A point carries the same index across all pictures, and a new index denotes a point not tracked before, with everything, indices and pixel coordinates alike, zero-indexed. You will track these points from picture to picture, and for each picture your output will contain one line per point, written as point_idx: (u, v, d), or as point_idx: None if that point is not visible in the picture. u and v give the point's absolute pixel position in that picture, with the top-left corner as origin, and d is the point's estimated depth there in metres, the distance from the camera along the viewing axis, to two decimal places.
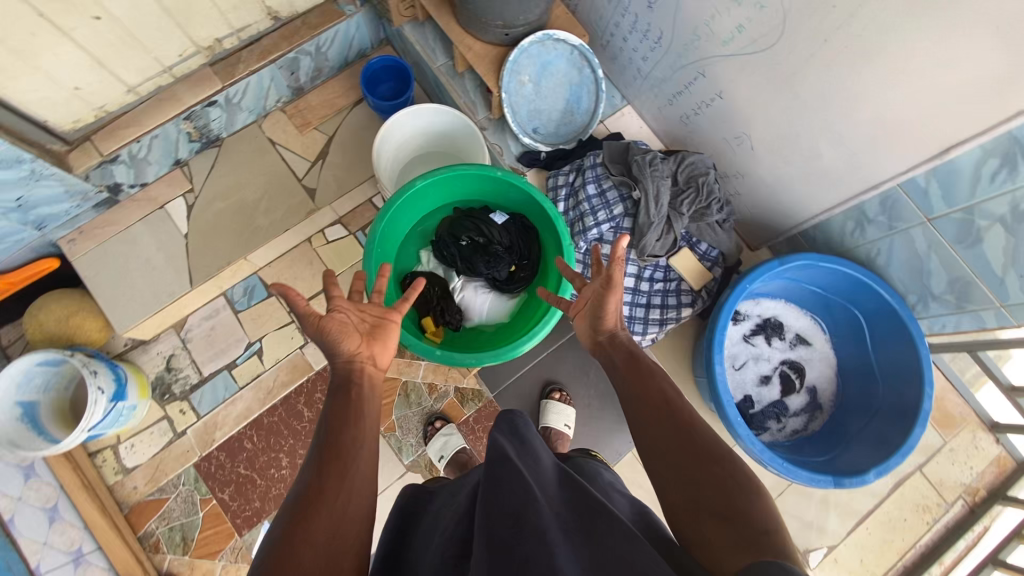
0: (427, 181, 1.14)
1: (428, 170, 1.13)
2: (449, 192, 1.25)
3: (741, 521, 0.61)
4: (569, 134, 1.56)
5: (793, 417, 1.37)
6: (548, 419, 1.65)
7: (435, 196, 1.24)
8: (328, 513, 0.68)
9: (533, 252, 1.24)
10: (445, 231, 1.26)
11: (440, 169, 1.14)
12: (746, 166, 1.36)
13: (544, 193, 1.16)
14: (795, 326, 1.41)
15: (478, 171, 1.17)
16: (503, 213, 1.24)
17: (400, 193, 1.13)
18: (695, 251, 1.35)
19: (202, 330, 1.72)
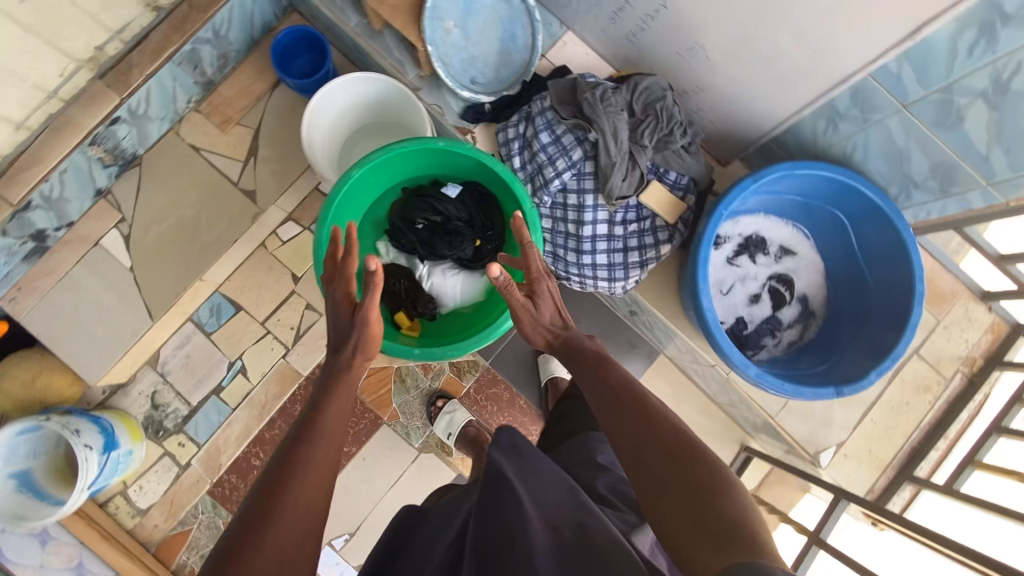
0: (365, 168, 1.04)
1: (363, 157, 1.02)
2: (393, 174, 1.14)
3: (708, 519, 0.68)
4: (510, 77, 1.40)
5: (787, 330, 1.35)
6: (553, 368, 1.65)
7: (380, 181, 1.13)
8: (286, 503, 0.70)
9: (496, 219, 1.16)
10: (398, 217, 1.16)
11: (376, 152, 1.03)
12: (705, 77, 1.25)
13: (493, 156, 1.06)
14: (778, 238, 1.36)
15: (418, 146, 1.06)
16: (455, 184, 1.15)
17: (340, 187, 1.03)
18: (665, 182, 1.26)
19: (178, 360, 1.66)
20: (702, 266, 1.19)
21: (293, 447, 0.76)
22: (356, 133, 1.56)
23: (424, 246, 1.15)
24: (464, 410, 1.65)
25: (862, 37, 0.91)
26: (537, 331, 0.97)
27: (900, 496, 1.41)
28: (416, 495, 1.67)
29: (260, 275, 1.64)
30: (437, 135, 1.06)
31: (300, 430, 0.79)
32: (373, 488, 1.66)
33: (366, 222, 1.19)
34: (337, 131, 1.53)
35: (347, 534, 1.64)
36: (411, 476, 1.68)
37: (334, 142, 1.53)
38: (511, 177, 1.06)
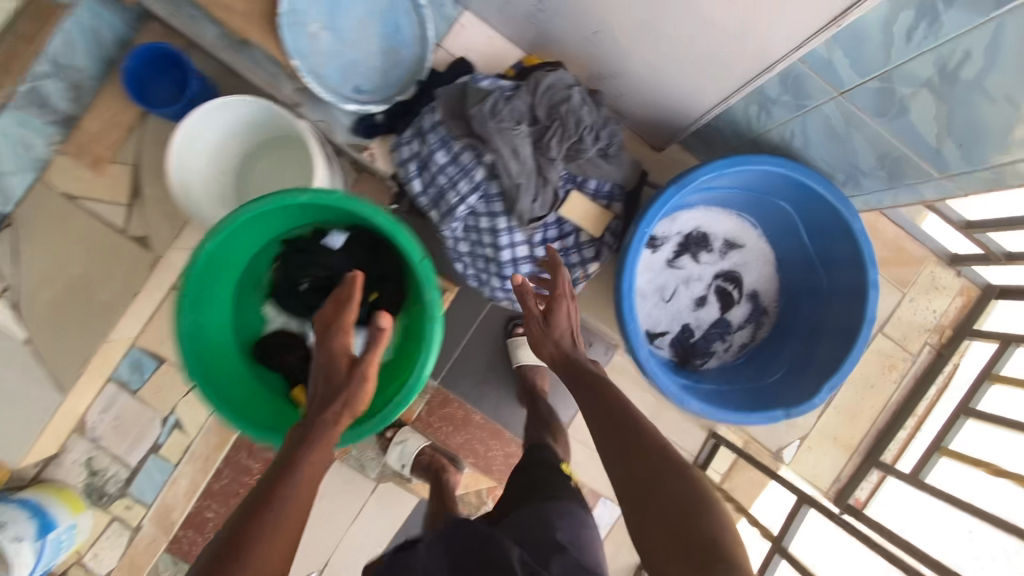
0: (218, 241, 0.88)
1: (212, 229, 0.86)
2: (264, 230, 0.97)
3: (684, 541, 0.68)
4: (403, 80, 1.19)
5: (738, 331, 1.24)
6: (521, 355, 1.56)
7: (249, 242, 0.96)
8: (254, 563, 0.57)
9: (393, 267, 1.01)
10: (281, 278, 1.01)
11: (226, 220, 0.87)
12: (619, 62, 1.06)
13: (368, 202, 0.90)
14: (722, 231, 1.22)
15: (278, 203, 0.90)
16: (339, 233, 0.99)
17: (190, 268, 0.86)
18: (585, 191, 1.11)
19: (107, 424, 1.56)
20: (627, 291, 1.06)
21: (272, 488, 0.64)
22: (247, 161, 1.35)
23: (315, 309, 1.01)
24: (416, 438, 1.57)
25: (782, 20, 0.73)
26: (548, 343, 0.99)
27: (866, 483, 1.36)
28: (380, 525, 1.62)
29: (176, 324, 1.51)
30: (298, 188, 0.89)
31: (280, 471, 0.66)
32: (335, 524, 1.61)
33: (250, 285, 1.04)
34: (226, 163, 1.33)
35: (315, 572, 1.62)
36: (373, 506, 1.63)
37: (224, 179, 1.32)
38: (391, 227, 0.90)
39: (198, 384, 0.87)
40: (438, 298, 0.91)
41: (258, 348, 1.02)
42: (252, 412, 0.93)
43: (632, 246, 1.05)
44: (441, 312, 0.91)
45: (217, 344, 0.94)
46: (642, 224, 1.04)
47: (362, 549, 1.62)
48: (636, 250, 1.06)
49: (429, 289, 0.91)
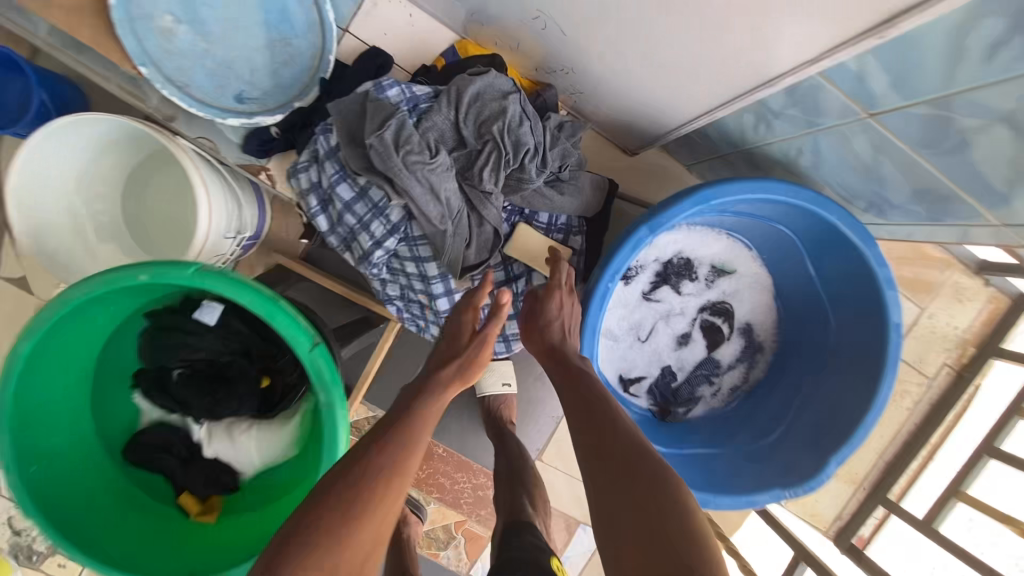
0: (37, 341, 0.66)
1: (23, 329, 0.64)
2: (115, 309, 0.75)
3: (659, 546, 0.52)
4: (298, 84, 0.93)
5: (728, 372, 1.04)
6: (485, 384, 1.32)
7: (97, 325, 0.75)
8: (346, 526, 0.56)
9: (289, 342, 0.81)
10: (146, 362, 0.80)
11: (42, 315, 0.65)
12: (571, 55, 0.80)
13: (236, 277, 0.68)
14: (709, 255, 1.00)
15: (113, 286, 0.67)
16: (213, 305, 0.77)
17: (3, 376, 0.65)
18: (535, 225, 0.90)
19: None
20: (589, 356, 0.86)
21: (387, 441, 0.62)
22: (132, 191, 1.06)
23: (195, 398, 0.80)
24: None
25: (783, 17, 0.49)
26: (534, 334, 0.82)
27: (870, 521, 1.21)
28: None
29: None
30: (137, 264, 0.67)
31: (390, 425, 0.65)
32: None
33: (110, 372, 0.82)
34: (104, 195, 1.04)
35: None
36: None
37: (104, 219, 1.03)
38: (268, 311, 0.68)
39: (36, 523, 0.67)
40: (336, 398, 0.71)
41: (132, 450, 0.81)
42: (118, 541, 0.74)
43: (590, 303, 0.83)
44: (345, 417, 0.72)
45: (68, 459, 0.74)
46: (606, 273, 0.82)
47: None
48: (598, 306, 0.84)
49: (324, 388, 0.71)
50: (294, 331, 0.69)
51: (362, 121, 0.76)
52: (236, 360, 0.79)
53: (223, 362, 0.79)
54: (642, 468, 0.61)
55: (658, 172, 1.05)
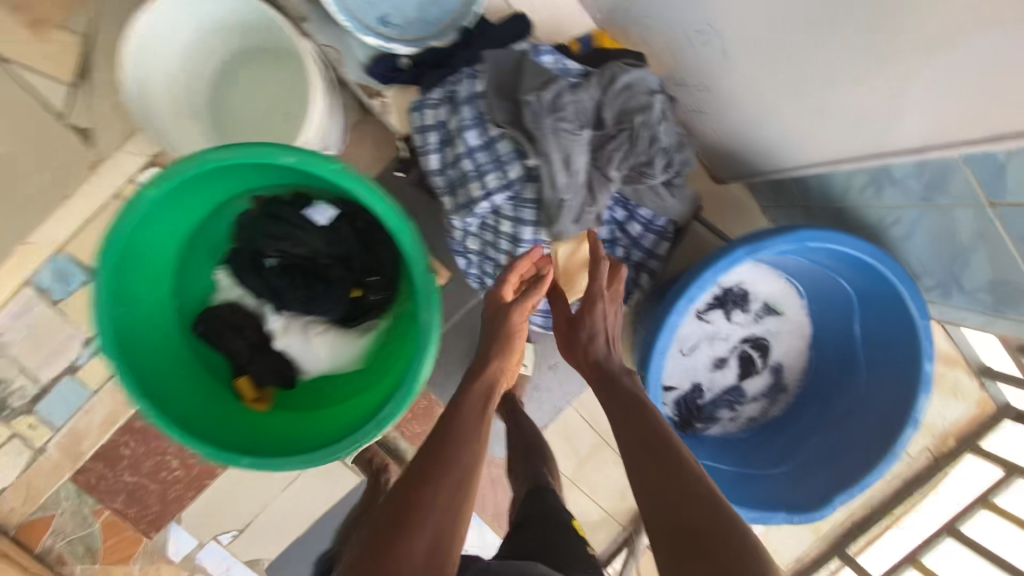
0: (167, 188, 0.68)
1: (160, 173, 0.67)
2: (230, 181, 0.77)
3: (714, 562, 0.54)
4: (440, 20, 0.96)
5: (750, 404, 1.12)
6: None
7: (206, 194, 0.76)
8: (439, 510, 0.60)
9: (386, 265, 0.82)
10: (243, 244, 0.81)
11: (182, 165, 0.67)
12: (712, 76, 0.86)
13: (373, 185, 0.70)
14: (766, 292, 1.08)
15: (254, 159, 0.69)
16: (328, 206, 0.80)
17: (125, 212, 0.66)
18: (634, 220, 0.92)
19: (18, 333, 1.36)
20: (660, 352, 0.90)
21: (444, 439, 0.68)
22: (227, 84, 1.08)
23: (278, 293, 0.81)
24: None
25: (924, 86, 0.58)
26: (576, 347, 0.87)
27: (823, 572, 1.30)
28: (312, 496, 1.52)
29: None
30: (284, 145, 0.68)
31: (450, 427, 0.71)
32: (265, 488, 1.51)
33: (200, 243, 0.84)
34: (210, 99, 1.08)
35: (235, 530, 1.52)
36: (305, 482, 1.53)
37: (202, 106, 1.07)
38: (396, 223, 0.71)
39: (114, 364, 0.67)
40: (437, 323, 0.72)
41: (201, 323, 0.82)
42: (173, 400, 0.75)
43: (676, 304, 0.88)
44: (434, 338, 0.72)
45: (146, 305, 0.76)
46: (695, 282, 0.88)
47: (288, 516, 1.53)
48: (682, 308, 0.89)
49: (428, 310, 0.72)
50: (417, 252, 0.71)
51: (519, 78, 0.79)
52: (333, 266, 0.81)
53: (318, 265, 0.81)
54: (698, 494, 0.61)
55: (731, 204, 1.12)
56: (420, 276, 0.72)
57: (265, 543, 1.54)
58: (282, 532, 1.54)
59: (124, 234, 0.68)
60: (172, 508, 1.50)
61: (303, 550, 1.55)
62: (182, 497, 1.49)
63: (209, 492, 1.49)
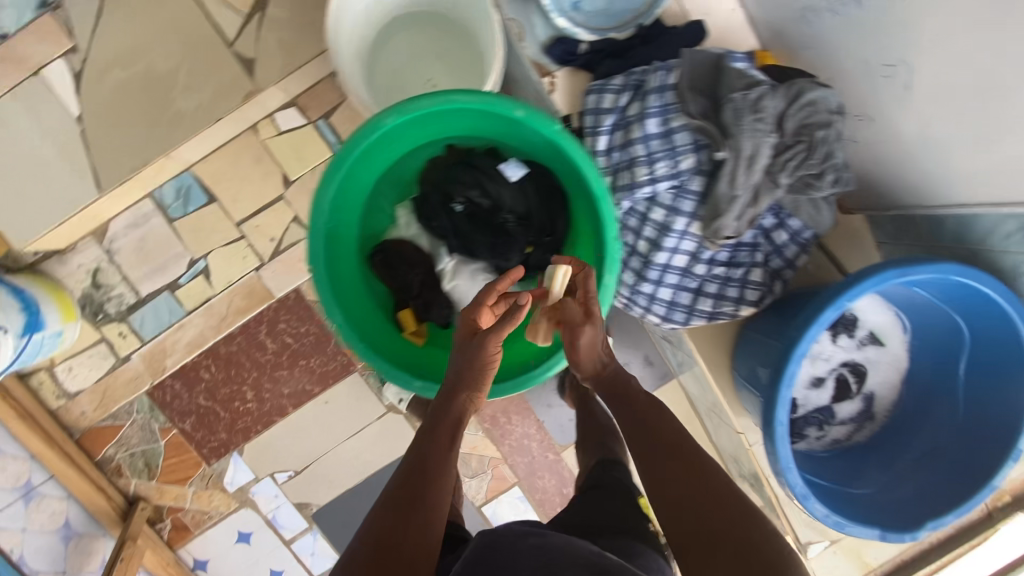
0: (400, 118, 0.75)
1: (400, 104, 0.73)
2: (438, 125, 0.84)
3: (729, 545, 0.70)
4: (626, 15, 1.02)
5: (838, 426, 1.17)
6: None
7: (414, 133, 0.83)
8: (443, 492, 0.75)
9: (560, 228, 0.89)
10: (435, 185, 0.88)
11: (422, 100, 0.73)
12: (882, 108, 0.92)
13: (586, 150, 0.76)
14: (872, 321, 1.14)
15: (485, 107, 0.75)
16: (520, 166, 0.86)
17: (361, 134, 0.73)
18: (780, 230, 0.97)
19: (130, 242, 1.38)
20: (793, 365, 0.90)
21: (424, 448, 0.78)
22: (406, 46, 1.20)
23: (459, 235, 0.88)
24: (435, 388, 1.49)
25: None
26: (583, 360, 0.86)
27: None
28: (373, 451, 1.55)
29: (244, 166, 1.37)
30: (516, 100, 0.74)
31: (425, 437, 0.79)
32: (329, 434, 1.53)
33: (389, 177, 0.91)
34: (385, 56, 1.20)
35: (291, 471, 1.54)
36: (366, 437, 1.54)
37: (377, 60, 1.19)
38: (600, 190, 0.78)
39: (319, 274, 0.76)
40: (614, 286, 0.82)
41: (377, 251, 0.90)
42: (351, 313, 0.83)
43: (823, 312, 0.89)
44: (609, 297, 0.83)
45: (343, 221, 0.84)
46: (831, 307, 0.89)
47: (346, 467, 1.55)
48: (826, 317, 0.90)
49: (610, 273, 0.82)
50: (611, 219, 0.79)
51: (721, 78, 0.85)
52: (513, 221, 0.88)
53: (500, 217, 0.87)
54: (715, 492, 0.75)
55: None
56: (608, 241, 0.80)
57: (318, 488, 1.56)
58: (335, 480, 1.56)
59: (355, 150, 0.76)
60: (236, 438, 1.52)
61: (354, 502, 1.57)
62: (249, 429, 1.51)
63: (276, 429, 1.51)
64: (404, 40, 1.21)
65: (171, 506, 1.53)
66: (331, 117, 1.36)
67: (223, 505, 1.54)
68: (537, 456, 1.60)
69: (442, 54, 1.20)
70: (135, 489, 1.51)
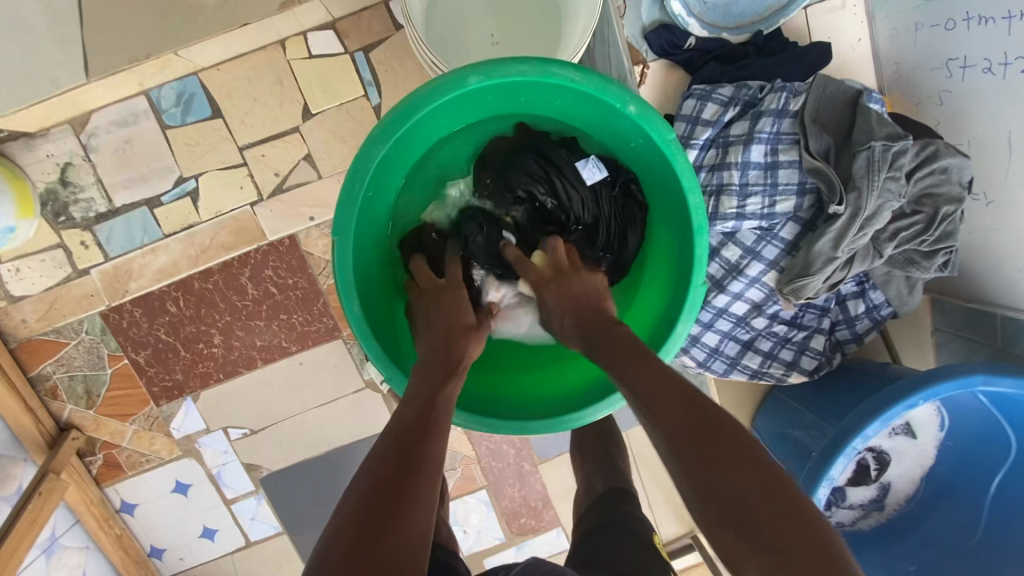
0: (486, 82, 0.66)
1: (496, 65, 0.64)
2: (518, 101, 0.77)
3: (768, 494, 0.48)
4: (746, 17, 0.88)
5: (846, 509, 1.09)
6: None
7: (491, 102, 0.77)
8: (426, 496, 0.54)
9: (628, 249, 0.82)
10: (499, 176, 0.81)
11: (524, 67, 0.64)
12: (1010, 193, 0.81)
13: (693, 169, 0.66)
14: (913, 412, 1.04)
15: (592, 92, 0.66)
16: (598, 170, 0.79)
17: (442, 88, 0.65)
18: (859, 300, 0.87)
19: (111, 141, 1.21)
20: (846, 452, 0.80)
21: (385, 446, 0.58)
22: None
23: (518, 232, 0.83)
24: None
25: None
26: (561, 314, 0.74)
27: None
28: (341, 426, 1.41)
29: (262, 85, 1.20)
30: (631, 93, 0.65)
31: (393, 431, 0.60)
32: (296, 398, 1.39)
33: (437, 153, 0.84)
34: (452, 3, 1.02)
35: (246, 429, 1.40)
36: (334, 409, 1.41)
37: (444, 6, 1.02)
38: (700, 222, 0.67)
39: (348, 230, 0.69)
40: (684, 337, 0.72)
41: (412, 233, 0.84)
42: (366, 294, 0.76)
43: (895, 404, 0.79)
44: (674, 348, 0.72)
45: (383, 187, 0.76)
46: (906, 400, 0.79)
47: (307, 436, 1.41)
48: (898, 410, 0.79)
49: (686, 320, 0.71)
50: (702, 259, 0.69)
51: (857, 120, 0.74)
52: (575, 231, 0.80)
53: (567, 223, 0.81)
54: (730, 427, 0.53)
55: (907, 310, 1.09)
56: (692, 284, 0.70)
57: (272, 452, 1.42)
58: (293, 448, 1.42)
59: (425, 109, 0.67)
60: (193, 382, 1.36)
61: (308, 474, 1.44)
62: (208, 376, 1.36)
63: (239, 382, 1.36)
64: None
65: (105, 442, 1.38)
66: (372, 52, 1.19)
67: (164, 451, 1.39)
68: (512, 464, 1.49)
69: (516, 4, 1.03)
70: (69, 416, 1.35)
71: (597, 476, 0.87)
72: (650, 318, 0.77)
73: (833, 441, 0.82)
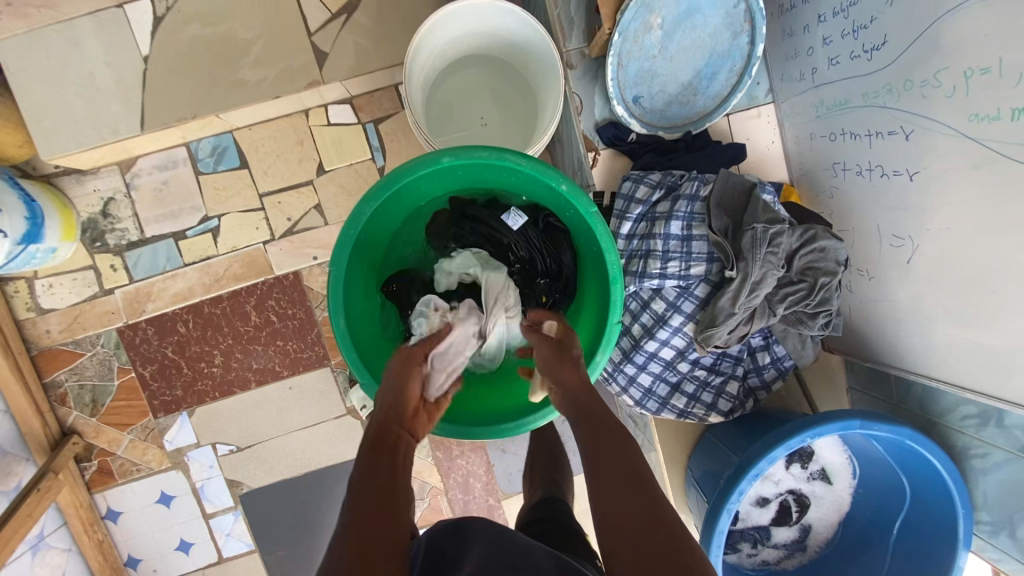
0: (456, 161, 0.85)
1: (462, 149, 0.83)
2: (478, 177, 0.96)
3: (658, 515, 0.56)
4: (678, 120, 1.10)
5: (771, 548, 1.20)
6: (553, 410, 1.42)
7: (459, 178, 0.96)
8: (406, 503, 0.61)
9: (566, 264, 1.01)
10: (468, 233, 0.99)
11: (484, 151, 0.83)
12: (883, 270, 1.00)
13: (612, 234, 0.84)
14: (827, 459, 1.18)
15: (535, 173, 0.85)
16: (519, 218, 0.98)
17: (421, 164, 0.84)
18: (766, 352, 1.04)
19: (151, 182, 1.42)
20: (755, 470, 0.93)
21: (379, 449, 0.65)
22: (469, 88, 1.27)
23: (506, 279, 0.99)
24: None
25: None
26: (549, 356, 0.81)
27: None
28: (321, 448, 1.53)
29: (286, 144, 1.42)
30: (564, 175, 0.84)
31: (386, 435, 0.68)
32: (281, 421, 1.51)
33: (419, 214, 1.03)
34: (447, 92, 1.26)
35: (233, 446, 1.51)
36: (314, 434, 1.53)
37: (441, 94, 1.26)
38: (615, 274, 0.84)
39: (340, 270, 0.86)
40: (603, 365, 0.88)
41: (396, 281, 1.01)
42: (355, 321, 0.91)
43: (806, 429, 0.93)
44: (595, 375, 0.88)
45: (373, 235, 0.95)
46: (802, 432, 0.93)
47: (288, 457, 1.53)
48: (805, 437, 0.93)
49: (603, 352, 0.87)
50: (618, 303, 0.86)
51: (749, 206, 0.94)
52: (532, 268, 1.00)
53: (512, 260, 1.00)
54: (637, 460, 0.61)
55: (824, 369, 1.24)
56: (610, 323, 0.86)
57: (254, 470, 1.53)
58: (273, 468, 1.53)
59: (405, 178, 0.86)
60: (190, 398, 1.50)
61: (285, 494, 1.54)
62: (206, 394, 1.49)
63: (233, 401, 1.50)
64: (472, 70, 1.27)
65: (102, 449, 1.49)
66: (381, 124, 1.43)
67: (154, 461, 1.51)
68: (478, 497, 1.59)
69: (502, 95, 1.27)
70: (72, 421, 1.48)
71: (537, 493, 1.00)
72: (589, 332, 0.93)
73: (742, 463, 0.95)
